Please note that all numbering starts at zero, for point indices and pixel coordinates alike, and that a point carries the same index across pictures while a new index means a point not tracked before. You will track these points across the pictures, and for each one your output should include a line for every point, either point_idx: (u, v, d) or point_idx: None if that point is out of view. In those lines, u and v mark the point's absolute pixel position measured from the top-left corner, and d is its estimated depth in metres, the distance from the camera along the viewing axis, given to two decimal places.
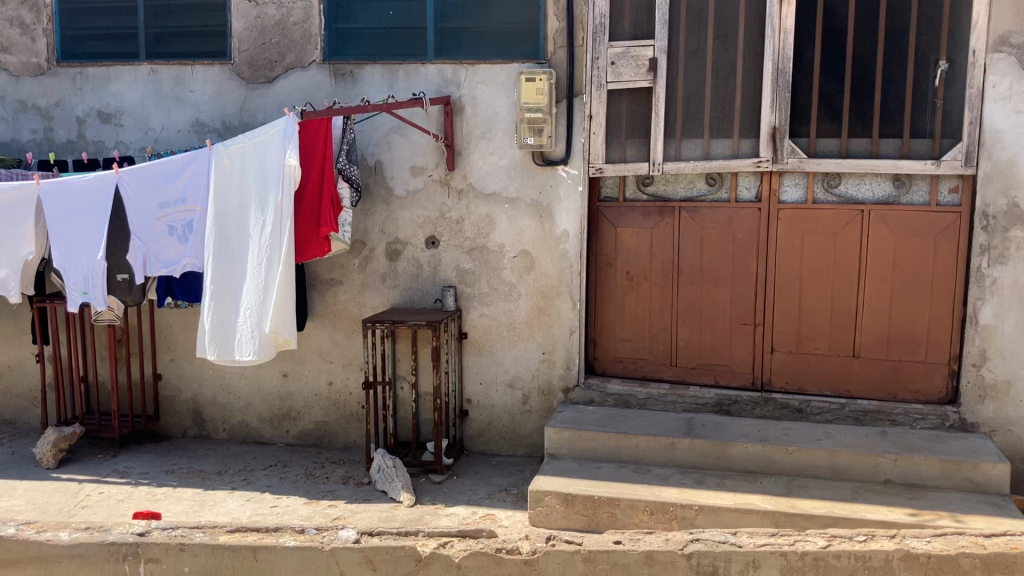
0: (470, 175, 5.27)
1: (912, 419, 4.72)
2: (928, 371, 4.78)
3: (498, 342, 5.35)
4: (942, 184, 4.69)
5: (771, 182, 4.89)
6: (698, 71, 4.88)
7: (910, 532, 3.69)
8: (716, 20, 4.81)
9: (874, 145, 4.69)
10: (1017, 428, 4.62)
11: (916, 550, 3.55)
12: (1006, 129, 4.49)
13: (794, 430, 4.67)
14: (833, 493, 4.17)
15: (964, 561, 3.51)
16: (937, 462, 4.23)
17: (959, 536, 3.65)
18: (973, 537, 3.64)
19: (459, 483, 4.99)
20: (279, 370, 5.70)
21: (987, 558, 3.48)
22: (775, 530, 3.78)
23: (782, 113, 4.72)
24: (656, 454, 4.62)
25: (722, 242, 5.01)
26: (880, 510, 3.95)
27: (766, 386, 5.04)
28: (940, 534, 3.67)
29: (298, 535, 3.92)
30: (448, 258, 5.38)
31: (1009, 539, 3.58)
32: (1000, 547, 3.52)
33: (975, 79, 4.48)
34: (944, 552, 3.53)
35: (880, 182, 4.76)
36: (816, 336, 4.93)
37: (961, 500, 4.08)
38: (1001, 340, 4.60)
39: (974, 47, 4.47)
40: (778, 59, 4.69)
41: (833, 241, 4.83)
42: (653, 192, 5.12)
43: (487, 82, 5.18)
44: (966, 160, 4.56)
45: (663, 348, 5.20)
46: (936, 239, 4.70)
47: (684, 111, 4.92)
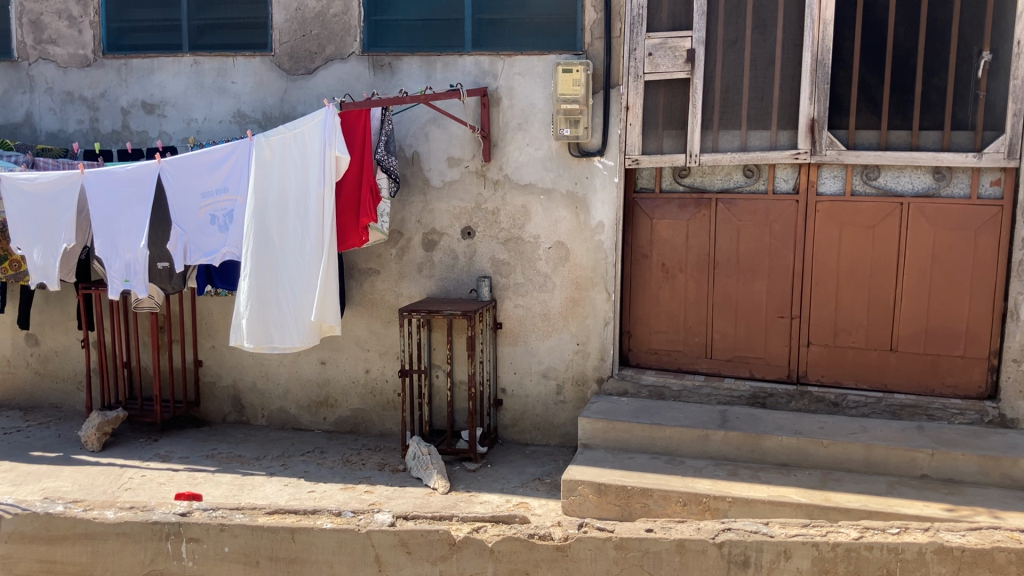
0: (506, 166, 5.30)
1: (949, 414, 4.68)
2: (966, 366, 4.74)
3: (532, 332, 5.38)
4: (984, 177, 4.64)
5: (809, 173, 4.86)
6: (736, 62, 4.85)
7: (944, 526, 3.66)
8: (755, 11, 4.78)
9: (914, 137, 4.65)
10: None
11: (950, 543, 3.53)
12: None
13: (829, 423, 4.65)
14: (868, 487, 4.16)
15: (998, 555, 3.49)
16: (975, 458, 4.20)
17: (994, 531, 3.62)
18: (1009, 532, 3.61)
19: (494, 472, 5.03)
20: (317, 358, 5.78)
21: (1021, 553, 3.46)
22: (808, 522, 3.81)
23: (820, 105, 4.69)
24: (690, 445, 4.63)
25: (758, 233, 4.99)
26: (916, 505, 3.92)
27: (802, 379, 5.02)
28: (975, 528, 3.65)
29: (335, 518, 3.99)
30: (484, 248, 5.41)
31: None
32: None
33: (1020, 70, 4.41)
34: (979, 546, 3.51)
35: (920, 175, 4.72)
36: (853, 329, 4.90)
37: (999, 496, 4.04)
38: None
39: (1019, 37, 4.39)
40: (817, 50, 4.66)
41: (872, 233, 4.79)
42: (689, 183, 5.12)
43: (525, 74, 5.20)
44: (1009, 153, 4.50)
45: (698, 339, 5.19)
46: (977, 231, 4.65)
47: (721, 103, 4.90)
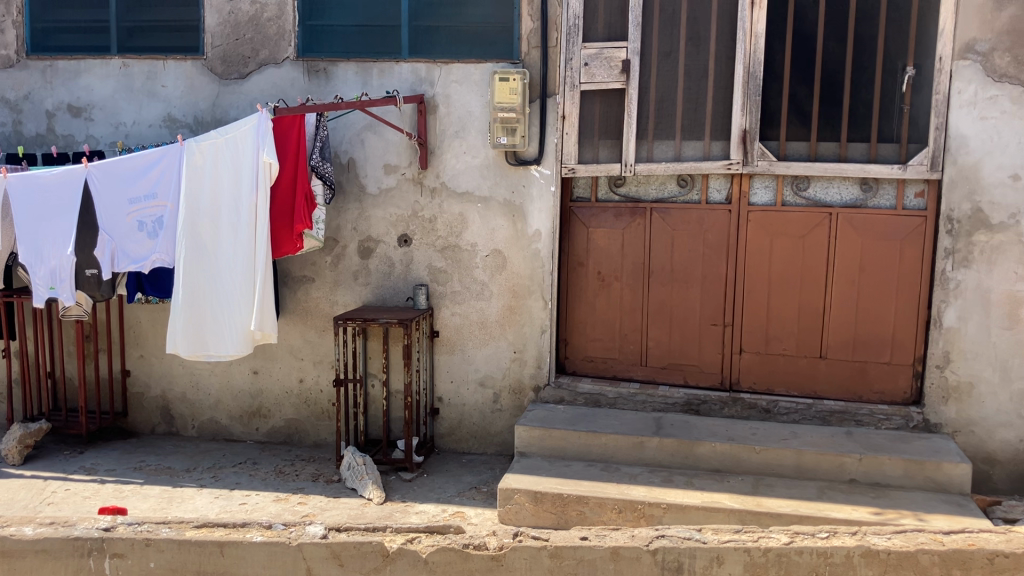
0: (443, 173, 5.28)
1: (877, 419, 4.79)
2: (892, 373, 4.86)
3: (469, 340, 5.36)
4: (909, 188, 4.77)
5: (740, 184, 4.94)
6: (671, 73, 4.92)
7: (871, 529, 3.73)
8: (688, 23, 4.85)
9: (842, 149, 4.76)
10: (980, 429, 4.70)
11: (876, 546, 3.59)
12: (970, 135, 4.57)
13: (761, 430, 4.72)
14: (798, 492, 4.24)
15: (922, 557, 3.56)
16: (900, 462, 4.31)
17: (919, 533, 3.67)
18: (932, 534, 3.69)
19: (430, 481, 5.00)
20: (250, 367, 5.67)
21: (945, 554, 3.53)
22: (740, 527, 3.83)
23: (752, 116, 4.78)
24: (625, 452, 4.66)
25: (691, 243, 5.06)
26: (845, 509, 4.01)
27: (734, 386, 5.10)
28: (900, 530, 3.70)
29: (265, 530, 3.91)
30: (421, 256, 5.38)
31: (967, 536, 3.62)
32: (958, 544, 3.56)
33: (942, 85, 4.56)
34: (904, 548, 3.58)
35: (848, 186, 4.84)
36: (784, 337, 4.99)
37: (923, 499, 4.16)
38: (964, 343, 4.68)
39: (941, 54, 4.54)
40: (749, 62, 4.75)
41: (802, 243, 4.89)
42: (625, 193, 5.16)
43: (462, 81, 5.19)
44: (932, 165, 4.63)
45: (633, 347, 5.24)
46: (902, 242, 4.77)
47: (656, 113, 4.96)
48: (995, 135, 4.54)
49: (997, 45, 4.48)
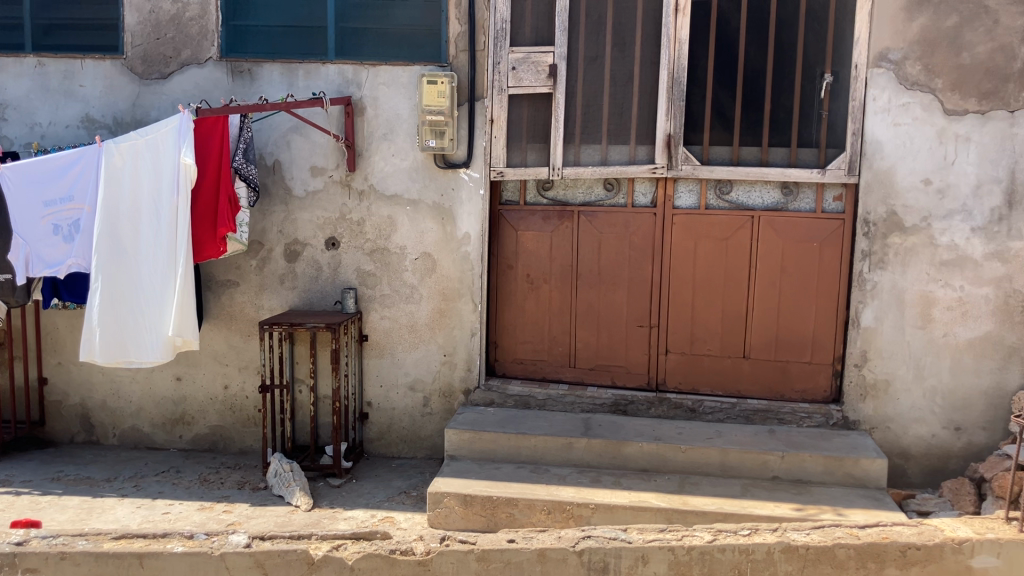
0: (371, 175, 5.24)
1: (798, 417, 4.91)
2: (812, 372, 4.99)
3: (399, 343, 5.33)
4: (827, 192, 4.90)
5: (665, 188, 5.02)
6: (597, 78, 4.97)
7: (791, 526, 3.82)
8: (614, 29, 4.91)
9: (763, 153, 4.88)
10: (895, 425, 4.86)
11: (796, 542, 3.66)
12: (885, 141, 4.71)
13: (687, 429, 4.80)
14: (723, 490, 4.32)
15: (839, 551, 3.66)
16: (821, 458, 4.43)
17: (835, 528, 3.80)
18: (848, 529, 3.80)
19: (358, 487, 4.96)
20: (173, 374, 5.55)
21: (860, 547, 3.64)
22: (665, 527, 3.89)
23: (676, 121, 4.85)
24: (554, 453, 4.69)
25: (617, 245, 5.12)
26: (768, 506, 4.11)
27: (661, 387, 5.17)
28: (818, 526, 3.81)
29: (186, 540, 3.84)
30: (348, 259, 5.33)
31: (881, 530, 3.75)
32: (873, 537, 3.68)
33: (857, 92, 4.70)
34: (821, 543, 3.66)
35: (769, 190, 4.95)
36: (708, 337, 5.08)
37: (842, 495, 4.28)
38: (880, 342, 4.82)
39: (857, 61, 4.68)
40: (673, 68, 4.82)
41: (725, 245, 4.99)
42: (553, 196, 5.20)
43: (389, 84, 5.16)
44: (849, 169, 4.76)
45: (562, 349, 5.27)
46: (821, 244, 4.90)
47: (583, 118, 5.02)
48: (908, 140, 4.69)
49: (909, 54, 4.63)
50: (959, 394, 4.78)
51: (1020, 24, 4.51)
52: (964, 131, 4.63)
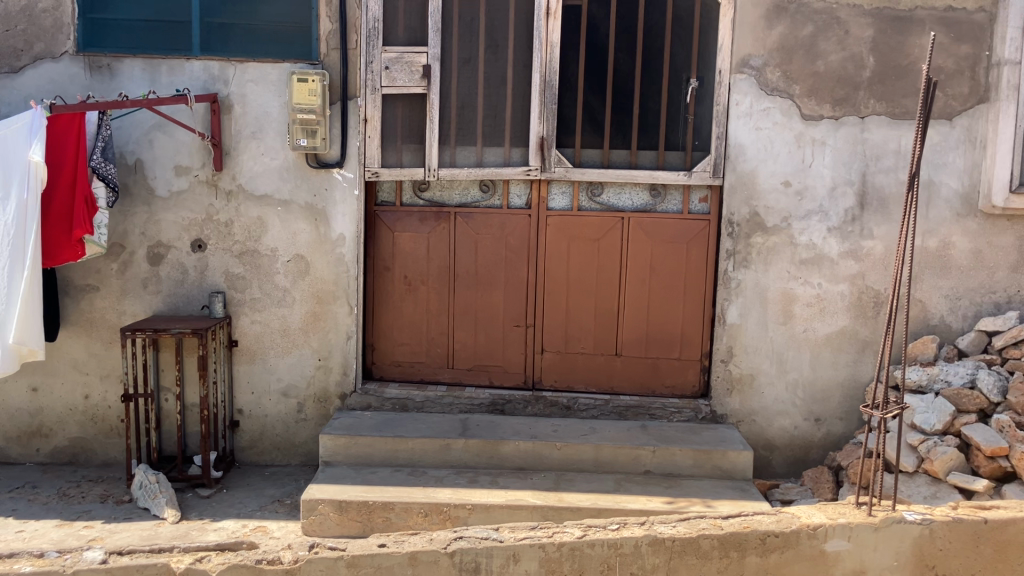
0: (240, 175, 5.10)
1: (669, 412, 5.04)
2: (682, 368, 5.14)
3: (270, 348, 5.21)
4: (693, 194, 5.06)
5: (539, 190, 5.07)
6: (470, 79, 4.99)
7: (659, 519, 3.65)
8: (486, 31, 4.94)
9: (632, 156, 4.99)
10: (760, 417, 5.05)
11: (662, 534, 3.49)
12: (748, 144, 4.88)
13: (562, 427, 4.87)
14: (597, 486, 4.40)
15: (704, 543, 3.47)
16: (690, 452, 4.57)
17: (701, 519, 3.62)
18: (713, 520, 3.61)
19: (229, 496, 4.81)
20: (28, 384, 5.26)
21: (722, 538, 3.45)
22: (536, 525, 3.70)
23: (549, 124, 4.91)
24: (431, 455, 4.67)
25: (493, 246, 5.14)
26: (640, 500, 4.21)
27: (536, 386, 5.22)
28: (684, 518, 3.65)
29: (36, 560, 3.62)
30: (216, 262, 5.17)
31: (744, 519, 3.57)
32: (735, 526, 3.50)
33: (721, 97, 4.85)
34: (687, 534, 3.49)
35: (638, 192, 5.07)
36: (582, 336, 5.16)
37: (710, 487, 4.43)
38: (745, 338, 4.99)
39: (720, 67, 4.83)
40: (545, 71, 4.87)
41: (598, 246, 5.08)
42: (428, 197, 5.17)
43: (258, 81, 5.03)
44: (714, 172, 4.91)
45: (439, 350, 5.26)
46: (689, 244, 5.05)
47: (457, 119, 5.01)
48: (769, 144, 4.87)
49: (769, 61, 4.80)
50: (817, 386, 5.01)
51: (868, 35, 4.75)
52: (819, 136, 4.85)
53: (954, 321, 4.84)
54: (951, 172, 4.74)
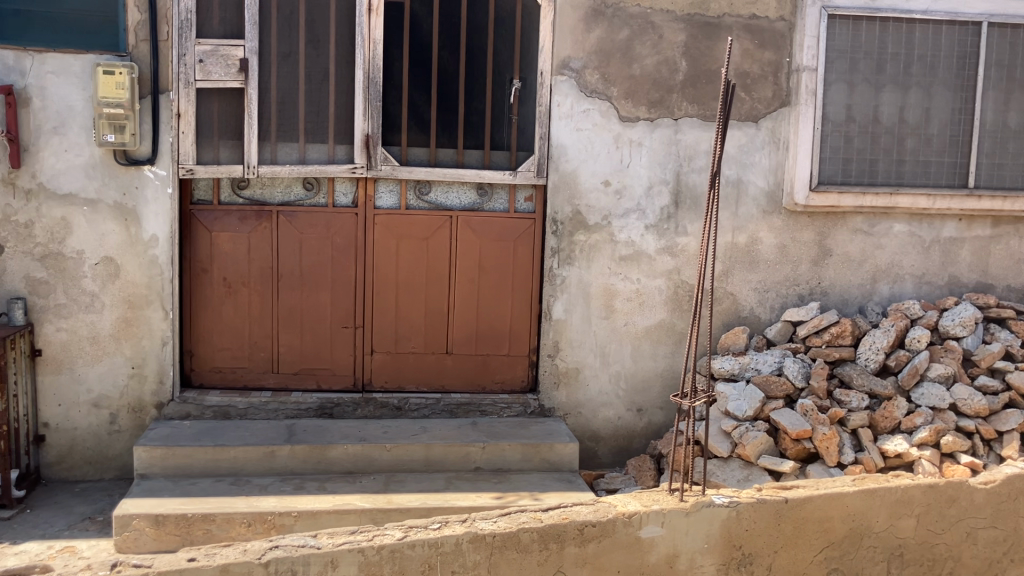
0: (40, 173, 4.76)
1: (499, 408, 5.10)
2: (511, 364, 5.20)
3: (79, 357, 4.89)
4: (518, 193, 5.12)
5: (365, 188, 5.00)
6: (290, 75, 4.85)
7: (477, 515, 3.47)
8: (306, 26, 4.82)
9: (458, 155, 5.00)
10: (586, 410, 5.18)
11: (482, 530, 3.33)
12: (569, 144, 4.98)
13: (392, 427, 4.82)
14: (427, 485, 4.39)
15: (523, 536, 3.34)
16: (518, 446, 4.63)
17: (520, 514, 3.48)
18: (532, 514, 3.50)
19: (34, 517, 4.49)
20: None
21: (543, 530, 3.34)
22: (353, 529, 3.43)
23: (374, 122, 4.85)
24: (255, 463, 4.52)
25: (319, 246, 5.03)
26: (469, 497, 4.24)
27: (366, 387, 5.15)
28: (504, 513, 3.49)
29: None
30: (14, 266, 4.80)
31: (562, 510, 3.47)
32: (553, 519, 3.40)
33: (543, 98, 4.94)
34: (507, 529, 3.34)
35: (465, 190, 5.08)
36: (412, 335, 5.13)
37: (539, 480, 4.51)
38: (571, 333, 5.11)
39: (542, 69, 4.91)
40: (368, 68, 4.82)
41: (426, 245, 5.06)
42: (249, 196, 5.00)
43: (58, 72, 4.72)
44: (538, 171, 4.99)
45: (264, 354, 5.09)
46: (516, 242, 5.11)
47: (278, 116, 4.87)
48: (589, 144, 5.00)
49: (588, 63, 4.93)
50: (639, 377, 5.19)
51: (680, 40, 4.96)
52: (637, 136, 5.03)
53: (762, 312, 5.10)
54: (757, 172, 4.99)
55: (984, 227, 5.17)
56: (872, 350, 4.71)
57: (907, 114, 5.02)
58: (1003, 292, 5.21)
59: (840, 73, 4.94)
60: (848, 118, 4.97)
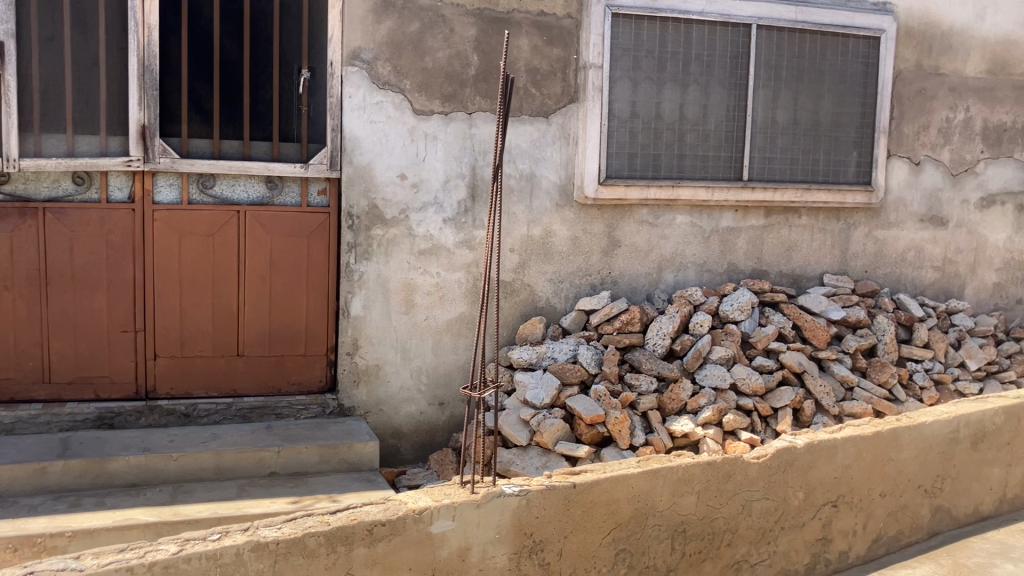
0: None
1: (295, 410, 4.96)
2: (307, 364, 5.03)
3: None
4: (311, 186, 4.96)
5: (143, 182, 4.69)
6: (55, 61, 4.49)
7: (261, 522, 2.72)
8: (71, 8, 4.47)
9: (245, 147, 4.79)
10: (386, 407, 5.11)
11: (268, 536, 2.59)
12: (362, 137, 4.88)
13: (180, 436, 4.57)
14: (218, 494, 4.19)
15: (310, 542, 2.65)
16: (316, 448, 4.51)
17: (307, 517, 2.78)
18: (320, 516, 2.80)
19: None
20: None
21: (332, 533, 2.68)
22: (122, 547, 2.54)
23: (150, 111, 4.58)
24: (23, 482, 4.13)
25: (92, 244, 4.68)
26: (264, 503, 4.08)
27: (150, 395, 4.82)
28: (290, 518, 2.77)
29: None
30: None
31: (352, 512, 2.81)
32: (342, 519, 2.74)
33: (334, 89, 4.82)
34: (293, 534, 2.64)
35: (254, 184, 4.88)
36: (200, 337, 4.86)
37: (337, 481, 4.41)
38: (369, 329, 5.02)
39: (332, 59, 4.78)
40: (143, 55, 4.53)
41: (212, 241, 4.82)
42: (9, 190, 4.56)
43: None
44: (331, 165, 4.86)
45: (32, 364, 4.67)
46: (309, 237, 4.95)
47: (41, 104, 4.49)
48: (383, 136, 4.92)
49: (378, 55, 4.85)
50: (440, 371, 5.18)
51: (471, 34, 4.98)
52: (431, 130, 5.00)
53: (558, 302, 5.20)
54: (548, 166, 5.06)
55: (757, 217, 5.51)
56: (659, 335, 4.92)
57: (687, 111, 5.26)
58: (775, 278, 5.57)
59: (624, 71, 5.11)
60: (633, 114, 5.16)
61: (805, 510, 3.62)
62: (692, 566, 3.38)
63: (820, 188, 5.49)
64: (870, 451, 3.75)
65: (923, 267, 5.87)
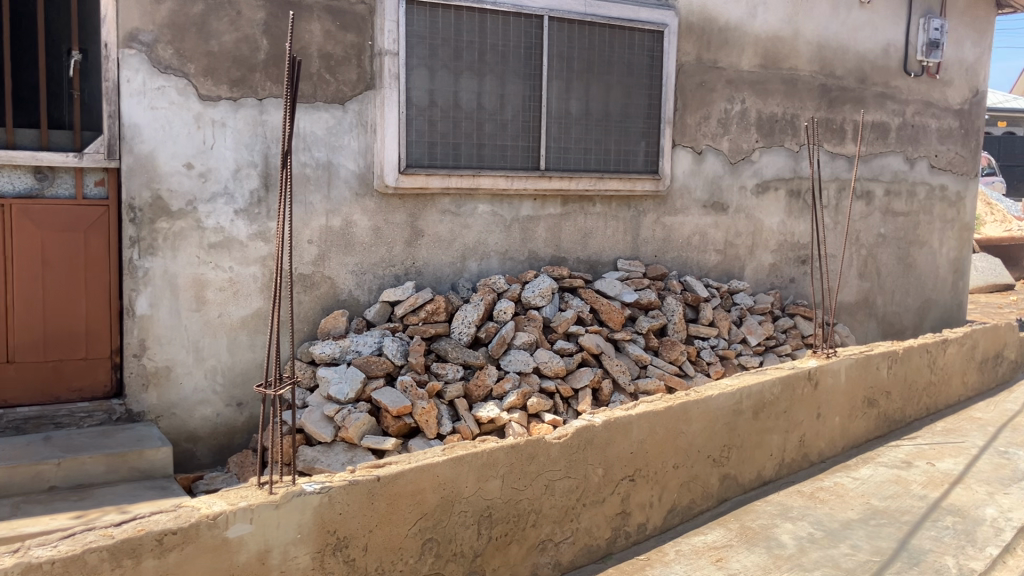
0: None
1: (77, 418, 4.59)
2: (89, 368, 4.66)
3: None
4: (87, 176, 4.60)
5: None
6: None
7: (33, 542, 2.41)
8: None
9: (8, 135, 4.40)
10: (180, 410, 4.84)
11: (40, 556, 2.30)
12: (143, 124, 4.59)
13: None
14: None
15: (92, 558, 2.37)
16: (101, 457, 4.20)
17: (87, 532, 2.48)
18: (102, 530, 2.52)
19: None
20: None
21: (116, 547, 2.40)
22: None
23: None
24: None
25: None
26: (42, 520, 3.75)
27: None
28: (68, 535, 2.47)
29: None
30: None
31: (139, 522, 2.54)
32: (128, 531, 2.47)
33: (110, 72, 4.49)
34: (70, 551, 2.34)
35: (20, 175, 4.46)
36: None
37: (127, 491, 4.13)
38: (158, 329, 4.73)
39: (106, 40, 4.45)
40: None
41: None
42: None
43: None
44: (108, 153, 4.54)
45: None
46: (86, 232, 4.60)
47: None
48: (167, 124, 4.65)
49: (159, 37, 4.56)
50: (236, 370, 4.97)
51: (260, 18, 4.79)
52: (219, 117, 4.78)
53: (360, 294, 5.11)
54: (346, 154, 4.95)
55: (554, 205, 5.63)
56: (464, 324, 4.94)
57: (484, 100, 5.29)
58: (573, 264, 5.74)
59: (421, 59, 5.05)
60: (431, 102, 5.11)
61: (605, 487, 3.73)
62: (499, 549, 3.38)
63: (612, 177, 5.69)
64: (663, 426, 3.93)
65: (707, 251, 6.22)
